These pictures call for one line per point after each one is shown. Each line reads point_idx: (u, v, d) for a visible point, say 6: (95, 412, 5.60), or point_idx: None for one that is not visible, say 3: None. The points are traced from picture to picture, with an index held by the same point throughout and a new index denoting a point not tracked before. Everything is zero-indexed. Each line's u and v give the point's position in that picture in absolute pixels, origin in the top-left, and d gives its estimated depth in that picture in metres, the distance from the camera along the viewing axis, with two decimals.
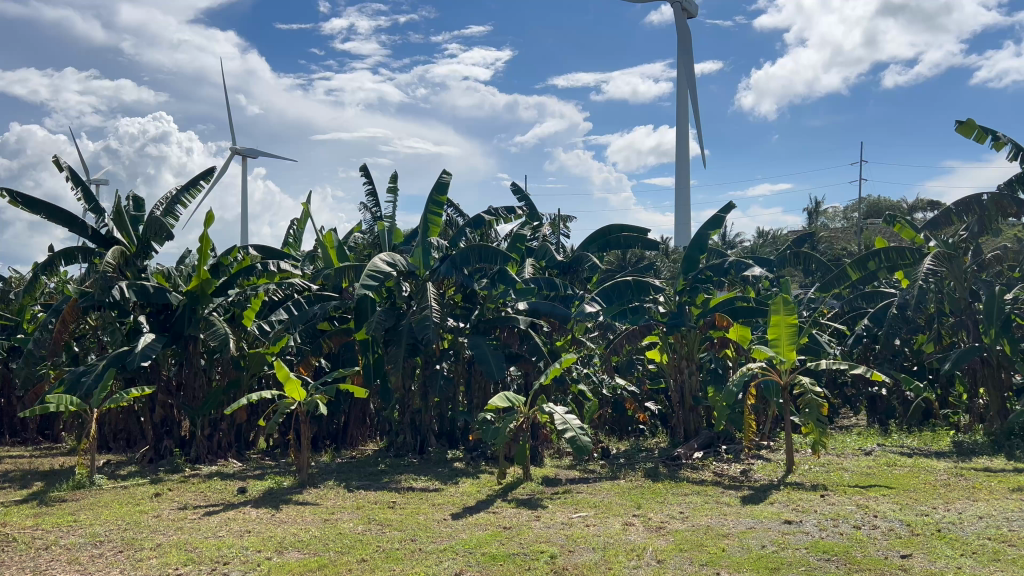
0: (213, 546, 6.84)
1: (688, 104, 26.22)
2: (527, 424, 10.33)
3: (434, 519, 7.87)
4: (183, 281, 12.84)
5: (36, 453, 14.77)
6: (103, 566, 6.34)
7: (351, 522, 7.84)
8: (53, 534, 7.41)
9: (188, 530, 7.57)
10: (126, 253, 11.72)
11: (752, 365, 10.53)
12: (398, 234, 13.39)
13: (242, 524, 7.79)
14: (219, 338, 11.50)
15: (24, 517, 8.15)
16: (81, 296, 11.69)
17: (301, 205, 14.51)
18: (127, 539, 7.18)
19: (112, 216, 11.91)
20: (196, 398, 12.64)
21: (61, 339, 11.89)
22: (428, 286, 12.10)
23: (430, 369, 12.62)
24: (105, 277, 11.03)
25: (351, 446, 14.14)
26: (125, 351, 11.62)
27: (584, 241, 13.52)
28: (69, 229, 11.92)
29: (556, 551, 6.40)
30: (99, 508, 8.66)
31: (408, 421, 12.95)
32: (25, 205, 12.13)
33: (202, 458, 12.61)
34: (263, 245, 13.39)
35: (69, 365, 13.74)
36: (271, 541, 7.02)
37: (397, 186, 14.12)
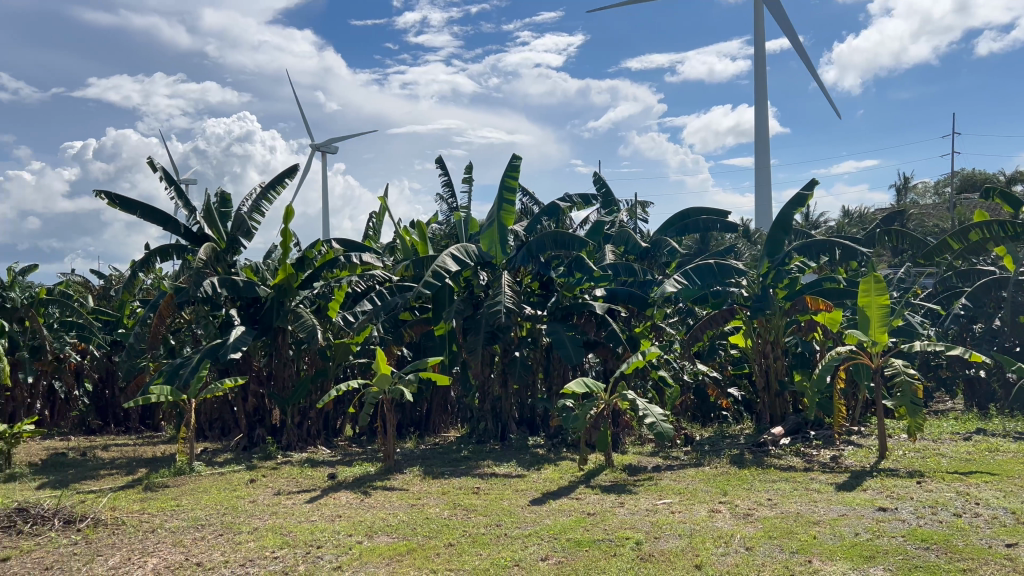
0: (307, 530, 7.07)
1: (765, 79, 25.46)
2: (608, 411, 10.26)
3: (518, 505, 7.94)
4: (270, 275, 13.28)
5: (139, 441, 15.58)
6: (205, 549, 6.64)
7: (438, 507, 7.98)
8: (158, 518, 7.81)
9: (282, 514, 7.84)
10: (217, 249, 12.16)
11: (840, 349, 10.17)
12: (474, 224, 13.53)
13: (332, 509, 8.02)
14: (306, 329, 11.87)
15: (131, 501, 8.61)
16: (176, 292, 12.21)
17: (378, 198, 14.81)
18: (226, 523, 7.50)
19: (202, 214, 12.39)
20: (286, 387, 13.05)
21: (158, 333, 12.46)
22: (504, 274, 12.12)
23: (509, 357, 12.73)
24: (199, 273, 11.50)
25: (434, 432, 14.37)
26: (218, 343, 12.08)
27: (661, 225, 13.33)
28: (164, 227, 12.47)
29: (642, 538, 6.38)
30: (199, 493, 9.08)
31: (489, 408, 13.09)
32: (122, 206, 12.75)
33: (293, 446, 13.06)
34: (346, 238, 13.67)
35: (166, 357, 14.43)
36: (362, 526, 7.21)
37: (472, 176, 14.22)
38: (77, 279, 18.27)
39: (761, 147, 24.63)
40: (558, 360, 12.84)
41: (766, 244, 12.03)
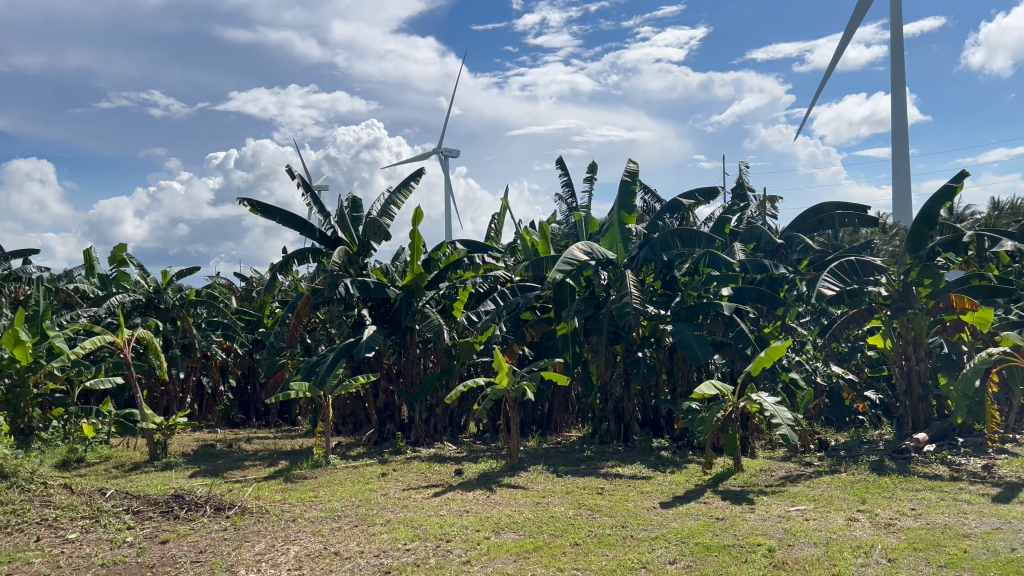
0: (437, 524, 7.27)
1: (903, 64, 24.02)
2: (736, 414, 10.00)
3: (643, 507, 7.87)
4: (398, 276, 13.71)
5: (278, 434, 16.47)
6: (342, 539, 6.96)
7: (562, 506, 8.02)
8: (298, 507, 8.25)
9: (412, 508, 8.09)
10: (349, 251, 12.68)
11: (992, 351, 9.48)
12: (594, 224, 13.49)
13: (460, 504, 8.22)
14: (433, 329, 12.18)
15: (273, 491, 9.13)
16: (312, 293, 12.83)
17: (500, 200, 15.02)
18: (361, 515, 7.82)
19: (335, 218, 12.96)
20: (413, 384, 13.50)
21: (296, 332, 13.13)
22: (627, 273, 11.97)
23: (632, 357, 12.63)
24: (333, 275, 12.05)
25: (556, 432, 14.44)
26: (351, 342, 12.59)
27: (793, 221, 12.87)
28: (300, 232, 13.12)
29: (775, 545, 6.19)
30: (335, 485, 9.51)
31: (611, 409, 13.01)
32: (262, 213, 13.52)
33: (420, 441, 13.45)
34: (469, 240, 13.92)
35: (302, 356, 15.19)
36: (489, 522, 7.34)
37: (593, 175, 14.17)
38: (222, 282, 19.50)
39: (898, 137, 23.29)
40: (681, 361, 12.61)
41: (909, 242, 11.18)
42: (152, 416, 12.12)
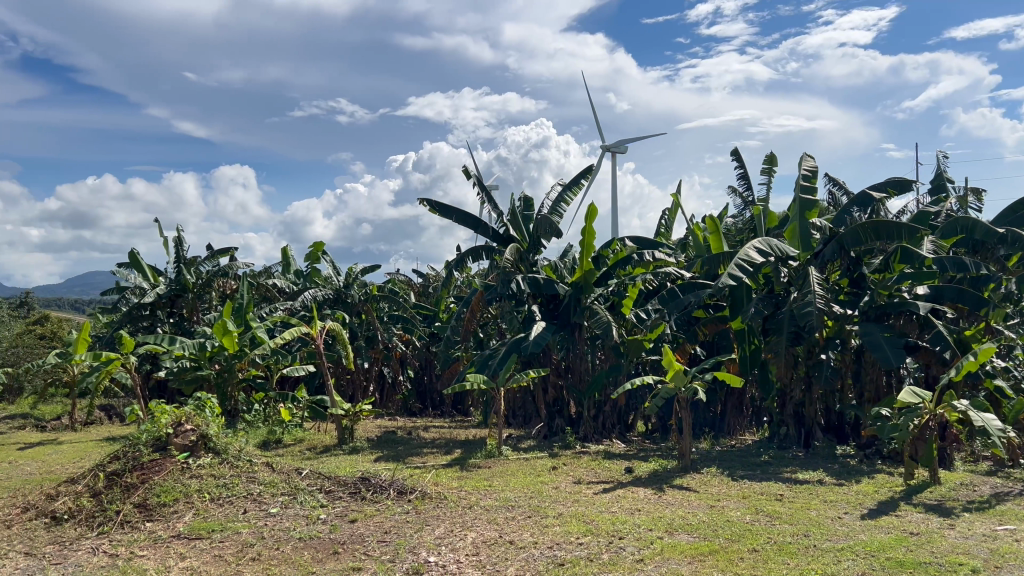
0: (609, 520, 7.28)
1: None
2: (934, 423, 9.24)
3: (827, 516, 7.47)
4: (568, 273, 13.83)
5: (453, 424, 17.08)
6: (517, 528, 7.13)
7: (738, 510, 7.78)
8: (474, 495, 8.54)
9: (584, 503, 8.15)
10: (520, 249, 12.94)
11: None
12: (772, 218, 12.95)
13: (632, 502, 8.17)
14: (602, 325, 12.19)
15: (450, 478, 9.50)
16: (486, 289, 13.20)
17: (672, 195, 14.76)
18: (534, 507, 7.96)
19: (508, 217, 13.29)
20: (583, 380, 13.63)
21: (470, 327, 13.56)
22: (812, 270, 11.39)
23: (814, 359, 11.98)
24: (506, 272, 12.42)
25: (730, 435, 13.97)
26: (522, 337, 12.82)
27: (1003, 213, 11.74)
28: (475, 231, 13.53)
29: (979, 566, 5.69)
30: (508, 476, 9.76)
31: (790, 413, 12.60)
32: (439, 212, 14.09)
33: (590, 437, 13.54)
34: (639, 236, 13.72)
35: (476, 349, 15.66)
36: (662, 522, 7.26)
37: (771, 168, 13.58)
38: (401, 278, 20.48)
39: None
40: (870, 363, 11.81)
41: None
42: (341, 402, 12.96)
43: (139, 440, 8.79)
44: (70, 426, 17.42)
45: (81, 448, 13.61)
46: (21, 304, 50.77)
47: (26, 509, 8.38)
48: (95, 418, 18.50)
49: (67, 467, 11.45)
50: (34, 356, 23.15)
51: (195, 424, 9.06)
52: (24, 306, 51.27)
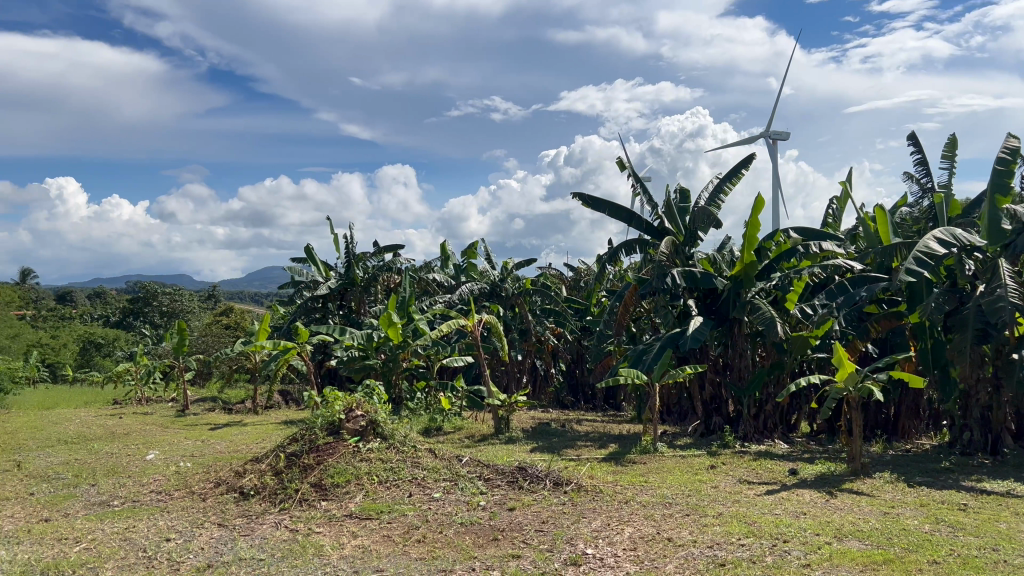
0: (773, 523, 7.03)
1: None
2: None
3: (1020, 530, 6.85)
4: (726, 266, 13.43)
5: (606, 419, 17.03)
6: (676, 526, 7.03)
7: (916, 519, 7.29)
8: (630, 490, 8.50)
9: (745, 503, 7.91)
10: (676, 242, 12.70)
11: None
12: (954, 206, 12.02)
13: (797, 505, 7.85)
14: (764, 321, 11.73)
15: (606, 472, 9.51)
16: (640, 283, 13.07)
17: (840, 183, 13.99)
18: (693, 505, 7.82)
19: (663, 209, 13.07)
20: (742, 377, 13.17)
21: (624, 321, 13.48)
22: (1003, 263, 10.45)
23: (1004, 359, 10.94)
24: (661, 266, 12.24)
25: (905, 438, 13.09)
26: (677, 332, 12.57)
27: None
28: (629, 224, 13.40)
29: None
30: (665, 473, 9.64)
31: (975, 418, 11.52)
32: (592, 206, 14.07)
33: (750, 436, 13.11)
34: (804, 227, 13.11)
35: (629, 344, 15.54)
36: (830, 527, 6.92)
37: (954, 152, 12.57)
38: (554, 272, 20.66)
39: None
40: None
41: None
42: (498, 393, 13.26)
43: (314, 424, 9.41)
44: (253, 409, 18.91)
45: (263, 430, 14.74)
46: (208, 297, 55.57)
47: (219, 484, 9.19)
48: (274, 402, 19.96)
49: (252, 447, 12.44)
50: (222, 345, 25.28)
51: (364, 411, 9.60)
52: (211, 298, 56.02)
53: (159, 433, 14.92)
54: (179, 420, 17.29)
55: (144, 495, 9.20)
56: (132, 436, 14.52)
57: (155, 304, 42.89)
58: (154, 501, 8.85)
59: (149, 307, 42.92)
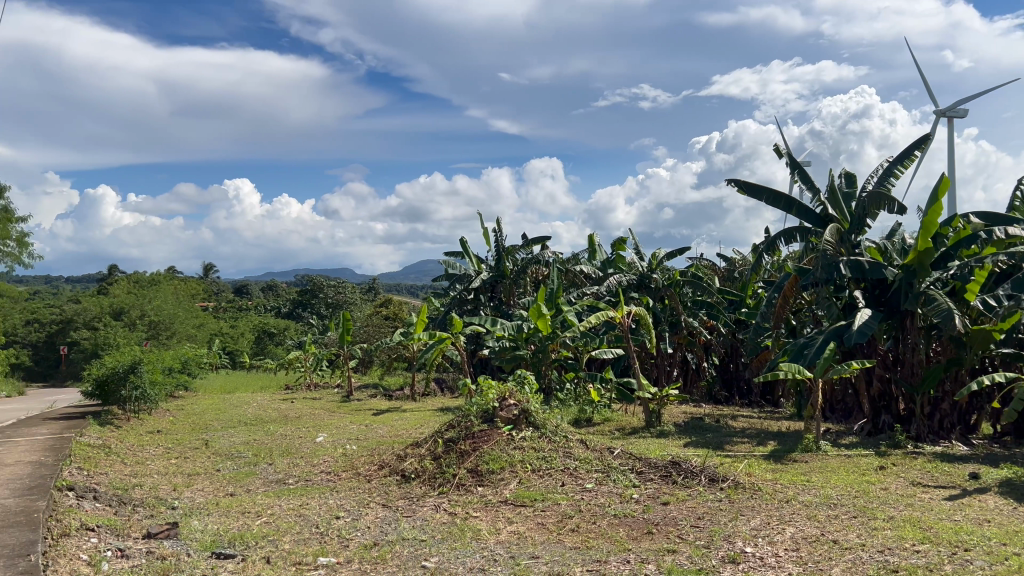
0: (951, 529, 6.54)
1: None
2: None
3: None
4: (897, 255, 12.59)
5: (764, 415, 16.46)
6: (841, 528, 6.70)
7: None
8: (791, 489, 8.17)
9: (919, 508, 7.41)
10: (841, 230, 12.04)
11: None
12: None
13: (980, 512, 7.26)
14: (941, 314, 10.90)
15: (765, 470, 9.19)
16: (800, 273, 12.50)
17: None
18: (860, 507, 7.41)
19: (826, 195, 12.43)
20: (915, 374, 12.32)
21: (783, 313, 12.96)
22: None
23: None
24: (825, 255, 11.64)
25: None
26: (842, 325, 11.90)
27: None
28: (789, 212, 12.84)
29: None
30: (829, 472, 9.20)
31: None
32: (749, 192, 13.59)
33: (924, 437, 12.25)
34: (987, 211, 12.06)
35: (788, 337, 14.92)
36: (1019, 537, 6.35)
37: None
38: (706, 263, 20.16)
39: None
40: None
41: None
42: (648, 386, 13.11)
43: (470, 411, 9.74)
44: (411, 397, 19.73)
45: (421, 416, 15.33)
46: (368, 289, 58.35)
47: (382, 467, 9.67)
48: (430, 391, 20.73)
49: (411, 432, 12.99)
50: (381, 335, 26.54)
51: (517, 400, 9.80)
52: (371, 290, 58.86)
53: (326, 417, 15.89)
54: (344, 406, 18.31)
55: (316, 474, 9.84)
56: (303, 419, 15.54)
57: (322, 296, 45.66)
58: (324, 480, 9.44)
59: (316, 299, 45.75)
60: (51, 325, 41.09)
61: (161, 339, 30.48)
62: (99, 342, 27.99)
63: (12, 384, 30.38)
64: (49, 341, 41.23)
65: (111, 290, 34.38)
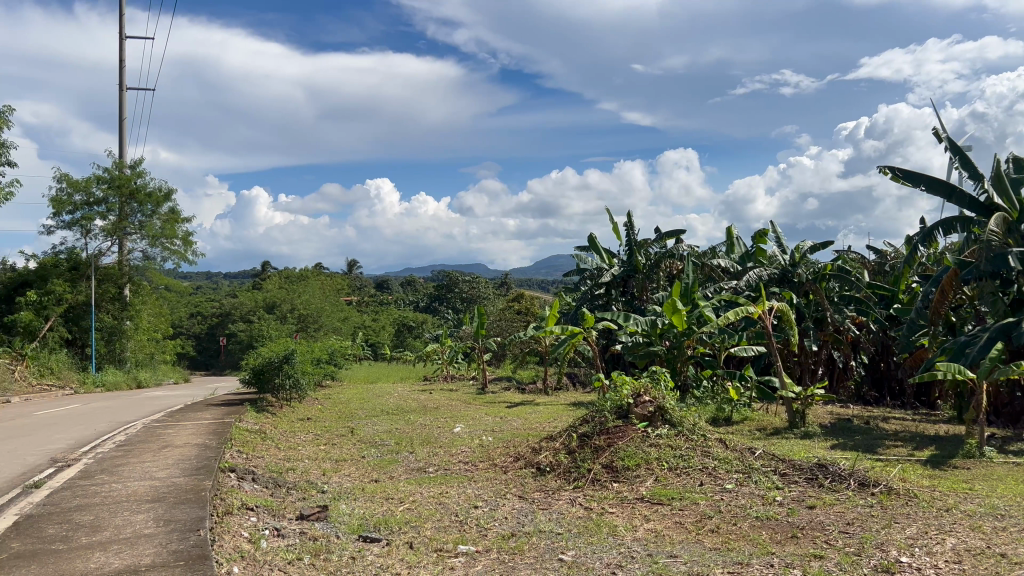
0: None
1: None
2: None
3: None
4: None
5: (919, 417, 15.46)
6: (1009, 541, 6.19)
7: None
8: (952, 498, 7.63)
9: None
10: (1008, 218, 11.11)
11: None
12: None
13: None
14: None
15: (921, 476, 8.63)
16: (960, 266, 11.64)
17: None
18: None
19: (992, 181, 11.53)
20: None
21: (941, 308, 12.11)
22: None
23: None
24: (990, 246, 10.77)
25: None
26: (1010, 322, 10.99)
27: None
28: (948, 200, 11.98)
29: None
30: (994, 481, 8.52)
31: None
32: (905, 179, 12.78)
33: None
34: None
35: (946, 335, 13.93)
36: None
37: None
38: (854, 256, 19.13)
39: None
40: None
41: None
42: (791, 384, 12.60)
43: (604, 407, 9.71)
44: (544, 391, 19.88)
45: (554, 410, 15.43)
46: (500, 283, 59.18)
47: (518, 459, 9.80)
48: (563, 385, 20.82)
49: (546, 426, 13.10)
50: (515, 329, 26.89)
51: (652, 397, 9.64)
52: (503, 285, 59.78)
53: (463, 408, 16.29)
54: (480, 398, 18.71)
55: (454, 464, 10.11)
56: (441, 410, 15.99)
57: (457, 290, 46.85)
58: (462, 470, 9.68)
59: (452, 294, 46.97)
60: (212, 317, 44.33)
61: (309, 331, 32.23)
62: (254, 334, 29.90)
63: (180, 372, 33.00)
64: (211, 333, 44.51)
65: (264, 285, 36.62)
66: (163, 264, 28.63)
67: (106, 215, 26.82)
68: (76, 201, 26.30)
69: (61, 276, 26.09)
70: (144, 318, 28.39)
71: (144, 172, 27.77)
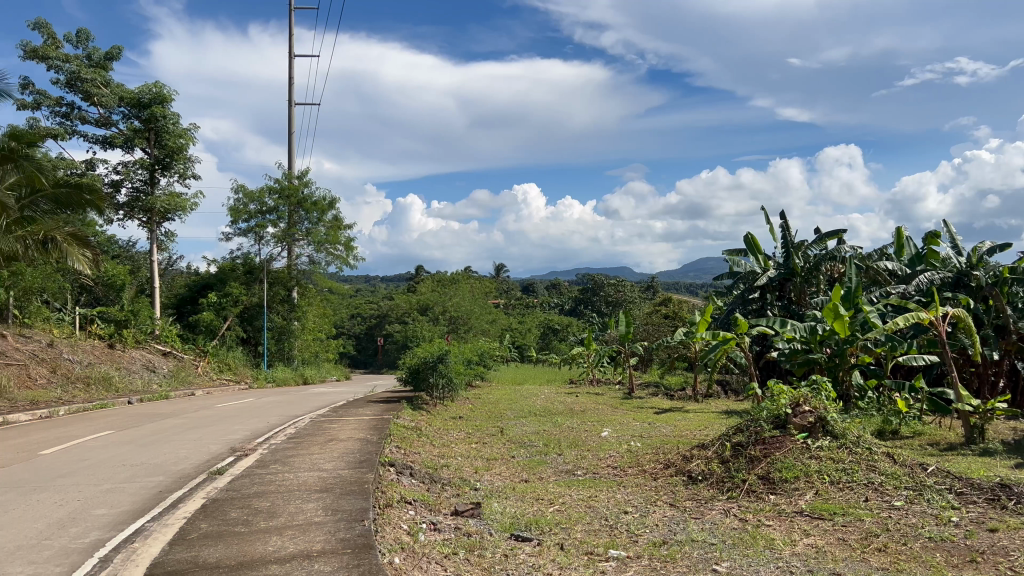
0: None
1: None
2: None
3: None
4: None
5: None
6: None
7: None
8: None
9: None
10: None
11: None
12: None
13: None
14: None
15: None
16: None
17: None
18: None
19: None
20: None
21: None
22: None
23: None
24: None
25: None
26: None
27: None
28: None
29: None
30: None
31: None
32: None
33: None
34: None
35: None
36: None
37: None
38: None
39: None
40: None
41: None
42: (968, 396, 11.64)
43: (760, 416, 9.44)
44: (695, 397, 19.46)
45: (706, 417, 15.07)
46: (647, 285, 58.39)
47: (668, 466, 9.68)
48: (715, 392, 20.28)
49: (696, 433, 12.82)
50: (664, 333, 26.49)
51: (812, 407, 9.24)
52: (650, 288, 58.99)
53: (610, 413, 16.24)
54: (628, 402, 18.58)
55: (603, 468, 10.10)
56: (588, 413, 16.02)
57: (603, 294, 46.75)
58: (611, 474, 9.67)
59: (597, 297, 46.93)
60: (371, 318, 46.64)
61: (459, 332, 33.21)
62: (410, 334, 31.23)
63: (341, 370, 34.91)
64: (370, 333, 46.85)
65: (419, 289, 38.10)
66: (327, 268, 30.41)
67: (277, 223, 28.85)
68: (250, 210, 28.47)
69: (237, 279, 28.59)
70: (310, 318, 30.23)
71: (310, 181, 29.62)
